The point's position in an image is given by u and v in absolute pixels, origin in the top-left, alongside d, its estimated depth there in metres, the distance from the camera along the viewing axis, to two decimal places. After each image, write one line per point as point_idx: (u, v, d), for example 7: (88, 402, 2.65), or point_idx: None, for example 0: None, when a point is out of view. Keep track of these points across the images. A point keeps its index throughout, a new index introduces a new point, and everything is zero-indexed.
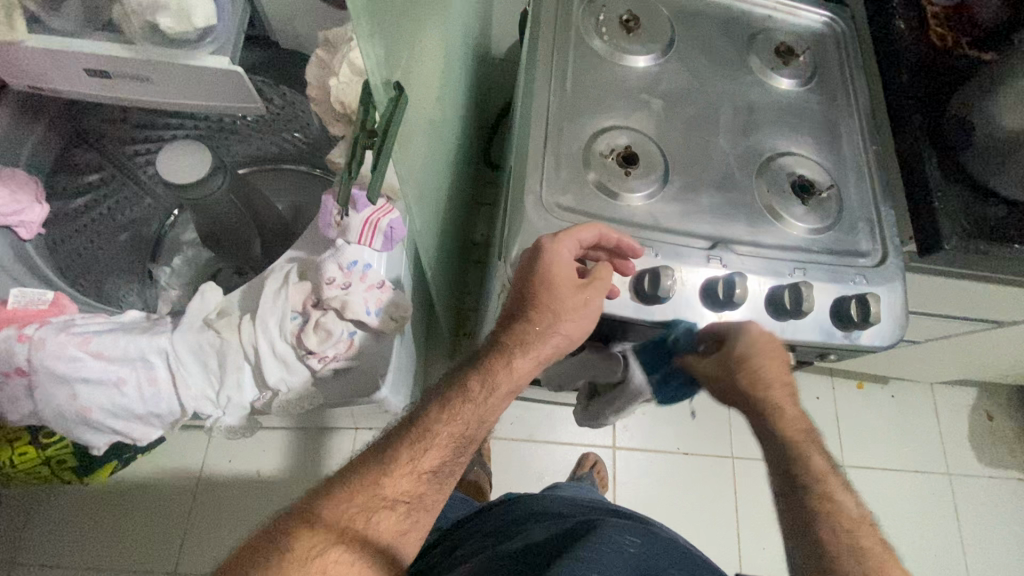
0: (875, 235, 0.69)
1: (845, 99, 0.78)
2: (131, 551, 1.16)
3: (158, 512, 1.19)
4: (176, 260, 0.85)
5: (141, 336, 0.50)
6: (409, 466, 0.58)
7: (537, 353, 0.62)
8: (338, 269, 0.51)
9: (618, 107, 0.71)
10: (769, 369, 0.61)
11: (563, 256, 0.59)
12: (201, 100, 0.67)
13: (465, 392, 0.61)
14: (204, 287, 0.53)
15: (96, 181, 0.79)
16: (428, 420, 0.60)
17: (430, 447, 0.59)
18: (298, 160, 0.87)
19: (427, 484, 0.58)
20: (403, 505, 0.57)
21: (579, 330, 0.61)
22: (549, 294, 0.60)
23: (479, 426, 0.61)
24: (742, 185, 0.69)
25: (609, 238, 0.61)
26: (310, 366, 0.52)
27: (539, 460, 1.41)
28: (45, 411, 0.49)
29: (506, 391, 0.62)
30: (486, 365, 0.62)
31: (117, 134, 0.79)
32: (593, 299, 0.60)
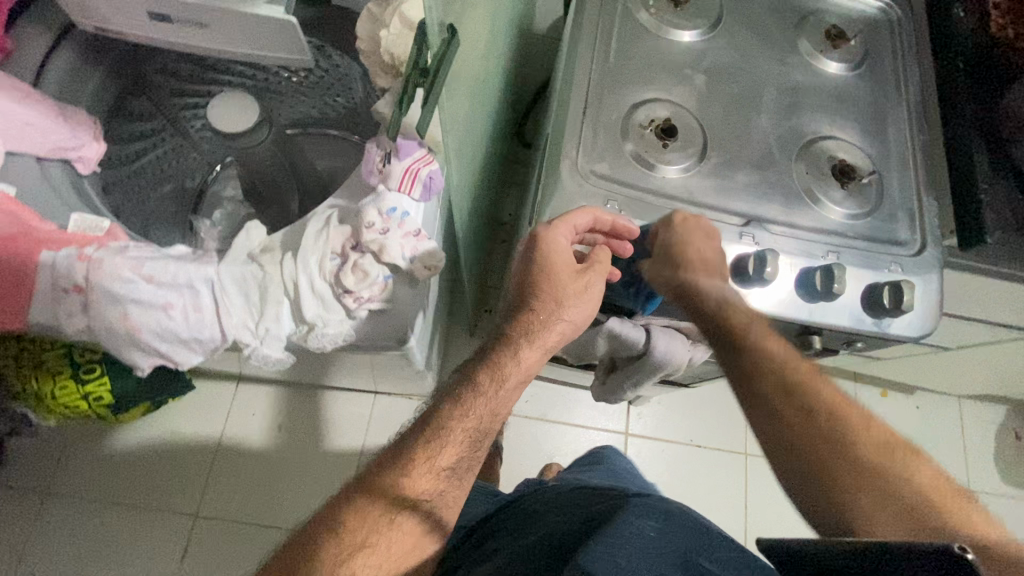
0: (915, 224, 0.68)
1: (894, 86, 0.76)
2: (152, 509, 1.21)
3: (182, 462, 1.24)
4: (217, 213, 0.83)
5: (190, 263, 0.51)
6: (427, 465, 0.58)
7: (543, 343, 0.64)
8: (378, 213, 0.51)
9: (660, 79, 0.71)
10: (701, 253, 0.60)
11: (561, 244, 0.61)
12: (256, 50, 0.68)
13: (476, 386, 0.62)
14: (249, 224, 0.54)
15: (148, 131, 0.82)
16: (440, 417, 0.60)
17: (447, 444, 0.59)
18: (337, 124, 0.86)
19: (446, 481, 0.58)
20: (424, 504, 0.57)
21: (582, 316, 0.64)
22: (549, 281, 0.63)
23: (492, 420, 0.62)
24: (781, 166, 0.68)
25: (604, 221, 0.62)
26: (344, 306, 0.52)
27: (551, 440, 1.43)
28: (93, 332, 0.51)
29: (516, 381, 0.63)
30: (494, 359, 0.63)
31: (171, 86, 0.82)
32: (595, 282, 0.64)
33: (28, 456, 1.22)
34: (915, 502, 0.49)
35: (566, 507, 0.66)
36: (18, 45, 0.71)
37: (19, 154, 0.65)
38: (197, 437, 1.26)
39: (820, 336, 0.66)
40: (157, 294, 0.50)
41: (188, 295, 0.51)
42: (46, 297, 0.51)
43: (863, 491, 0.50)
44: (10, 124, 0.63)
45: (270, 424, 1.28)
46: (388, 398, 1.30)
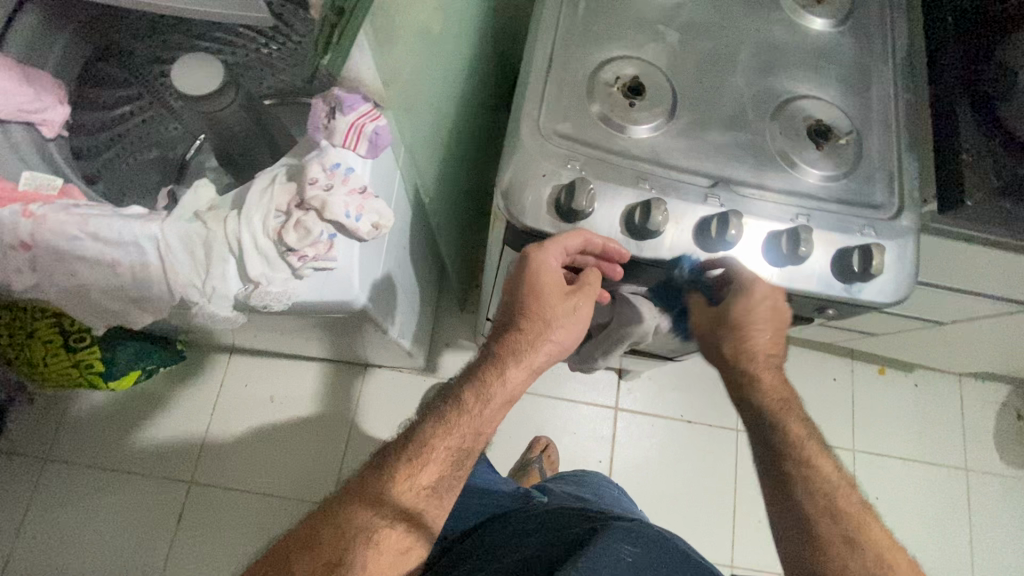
0: (894, 187, 0.65)
1: (881, 42, 0.72)
2: (143, 493, 1.23)
3: (176, 440, 1.26)
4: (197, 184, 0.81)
5: (135, 219, 0.50)
6: (408, 483, 0.59)
7: (530, 363, 0.65)
8: (321, 169, 0.50)
9: (631, 36, 0.68)
10: (764, 326, 0.62)
11: (550, 263, 0.60)
12: (212, 9, 0.65)
13: (460, 404, 0.63)
14: (197, 181, 0.53)
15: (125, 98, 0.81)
16: (424, 435, 0.62)
17: (428, 462, 0.60)
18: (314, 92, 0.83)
19: (426, 499, 0.59)
20: (402, 524, 0.58)
21: (570, 337, 0.66)
22: (538, 302, 0.64)
23: (476, 439, 0.63)
24: (754, 126, 0.66)
25: (594, 242, 0.59)
26: (290, 267, 0.51)
27: (540, 414, 1.43)
28: (45, 289, 0.51)
29: (502, 402, 0.64)
30: (481, 378, 0.64)
31: (146, 53, 0.81)
32: (582, 304, 0.66)
33: (28, 426, 1.26)
34: (876, 560, 0.54)
35: (547, 529, 0.66)
36: None
37: None
38: (195, 420, 1.28)
39: (789, 302, 0.65)
40: (104, 251, 0.50)
41: (134, 253, 0.50)
42: None
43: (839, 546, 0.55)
44: None
45: (266, 412, 1.29)
46: (378, 372, 1.33)
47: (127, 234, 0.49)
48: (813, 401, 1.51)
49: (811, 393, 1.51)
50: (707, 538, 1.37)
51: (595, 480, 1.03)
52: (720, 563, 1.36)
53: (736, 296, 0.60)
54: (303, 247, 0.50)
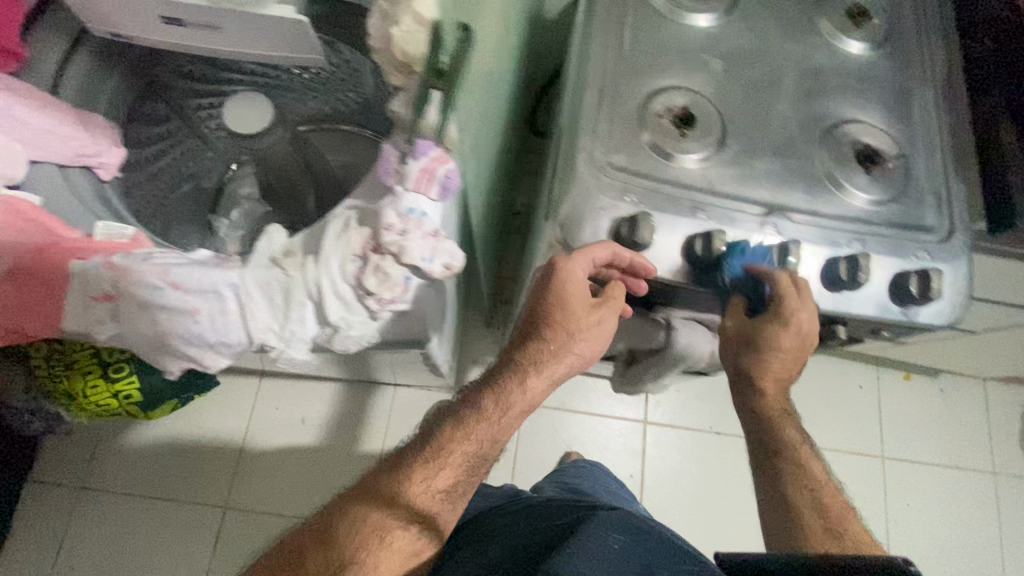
0: (943, 210, 0.66)
1: (920, 63, 0.73)
2: (163, 507, 1.24)
3: (211, 461, 1.27)
4: (234, 212, 0.83)
5: (214, 267, 0.51)
6: (424, 485, 0.61)
7: (549, 373, 0.67)
8: (396, 215, 0.51)
9: (678, 66, 0.69)
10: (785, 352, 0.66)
11: (575, 275, 0.61)
12: (269, 51, 0.65)
13: (480, 411, 0.65)
14: (270, 226, 0.54)
15: (163, 132, 0.82)
16: (442, 438, 0.64)
17: (445, 467, 0.62)
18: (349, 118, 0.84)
19: (441, 503, 0.62)
20: (415, 525, 0.60)
21: (591, 349, 0.68)
22: (565, 315, 0.65)
23: (491, 446, 0.65)
24: (803, 152, 0.67)
25: (622, 256, 0.60)
26: (367, 308, 0.52)
27: (569, 429, 1.44)
28: (125, 338, 0.52)
29: (519, 410, 0.66)
30: (502, 387, 0.66)
31: (184, 88, 0.81)
32: (607, 320, 0.66)
33: (64, 452, 1.26)
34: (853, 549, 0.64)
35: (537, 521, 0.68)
36: (33, 52, 0.70)
37: (41, 162, 0.65)
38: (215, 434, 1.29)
39: (843, 326, 0.66)
40: (183, 299, 0.51)
41: (214, 300, 0.51)
42: (76, 307, 0.51)
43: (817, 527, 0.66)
44: (33, 133, 0.63)
45: (286, 424, 1.30)
46: (409, 392, 1.33)
47: (208, 282, 0.50)
48: (838, 408, 1.51)
49: (837, 401, 1.51)
50: (729, 542, 1.37)
51: (592, 472, 1.04)
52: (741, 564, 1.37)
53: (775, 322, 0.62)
54: (384, 291, 0.51)
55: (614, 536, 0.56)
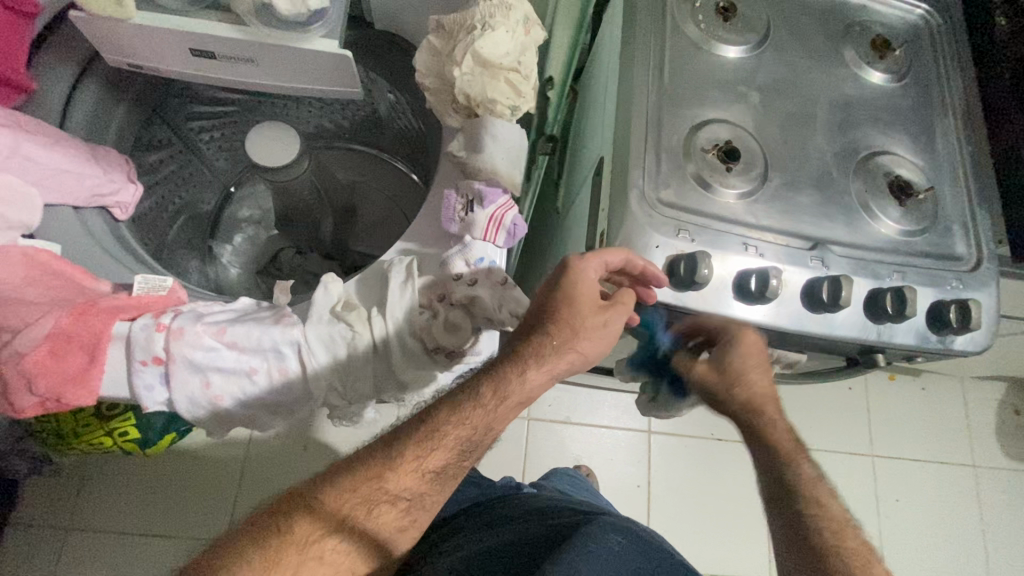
0: (970, 238, 0.69)
1: (940, 94, 0.75)
2: (123, 525, 1.12)
3: (212, 480, 1.15)
4: (238, 238, 0.89)
5: (274, 326, 0.48)
6: (415, 464, 0.55)
7: (551, 368, 0.57)
8: (466, 265, 0.51)
9: (716, 98, 0.69)
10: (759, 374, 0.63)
11: (589, 278, 0.57)
12: (305, 84, 0.62)
13: (476, 397, 0.56)
14: (327, 278, 0.51)
15: (162, 158, 0.80)
16: (436, 420, 0.56)
17: (438, 446, 0.55)
18: (355, 138, 0.89)
19: (430, 484, 0.55)
20: (404, 501, 0.54)
21: (595, 350, 0.59)
22: (570, 311, 0.58)
23: (486, 433, 0.56)
24: (839, 184, 0.68)
25: (635, 263, 0.58)
26: (437, 364, 0.51)
27: (575, 442, 1.39)
28: (176, 403, 0.49)
29: (516, 403, 0.57)
30: (499, 373, 0.56)
31: (182, 110, 0.79)
32: (614, 320, 0.59)
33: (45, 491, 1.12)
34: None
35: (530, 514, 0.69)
36: (41, 82, 0.64)
37: (56, 205, 0.60)
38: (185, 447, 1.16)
39: (881, 354, 0.67)
40: (241, 360, 0.48)
41: (273, 358, 0.48)
42: (121, 369, 0.49)
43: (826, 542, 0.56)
44: (46, 174, 0.57)
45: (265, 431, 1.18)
46: None
47: (269, 342, 0.47)
48: (831, 410, 1.56)
49: (830, 403, 1.56)
50: (712, 542, 1.34)
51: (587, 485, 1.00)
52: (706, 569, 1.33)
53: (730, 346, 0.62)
54: (451, 344, 0.49)
55: (614, 539, 0.60)
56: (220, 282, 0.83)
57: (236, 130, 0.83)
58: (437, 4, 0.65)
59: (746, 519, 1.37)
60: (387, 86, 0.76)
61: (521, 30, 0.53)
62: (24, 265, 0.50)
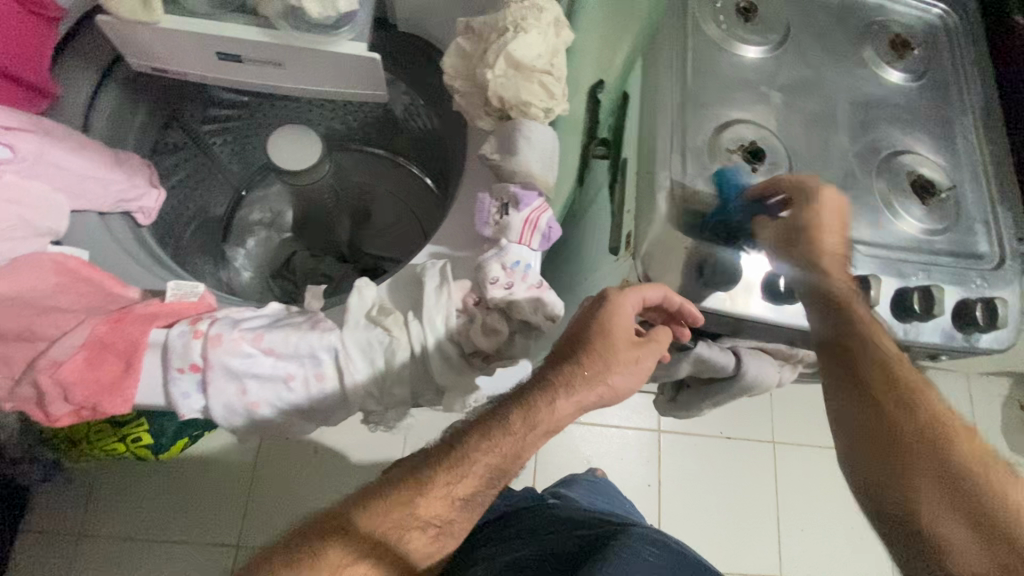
0: (993, 236, 0.69)
1: (958, 93, 0.76)
2: (134, 539, 1.10)
3: (223, 485, 1.13)
4: (250, 242, 0.87)
5: (312, 331, 0.48)
6: (443, 491, 0.56)
7: (578, 399, 0.59)
8: (502, 268, 0.50)
9: (740, 98, 0.69)
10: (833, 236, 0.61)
11: (625, 310, 0.58)
12: (329, 87, 0.62)
13: (504, 424, 0.57)
14: (361, 282, 0.51)
15: (178, 162, 0.79)
16: (467, 447, 0.57)
17: (466, 475, 0.57)
18: (372, 141, 0.89)
19: (458, 510, 0.57)
20: (433, 528, 0.56)
21: (623, 386, 0.60)
22: (604, 342, 0.59)
23: (515, 462, 0.57)
24: (863, 184, 0.68)
25: (674, 300, 0.61)
26: (475, 367, 0.51)
27: (586, 446, 1.31)
28: (210, 412, 0.48)
29: (545, 431, 0.58)
30: (529, 402, 0.58)
31: (197, 113, 0.78)
32: (644, 359, 0.61)
33: (55, 501, 1.11)
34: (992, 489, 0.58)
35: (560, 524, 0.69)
36: (63, 87, 0.64)
37: (80, 210, 0.60)
38: (191, 455, 1.14)
39: (907, 352, 0.68)
40: (278, 366, 0.47)
41: (310, 364, 0.48)
42: (155, 379, 0.48)
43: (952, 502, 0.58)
44: (72, 179, 0.57)
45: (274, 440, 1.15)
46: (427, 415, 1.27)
47: (307, 347, 0.47)
48: None
49: None
50: (735, 549, 1.28)
51: (611, 490, 0.97)
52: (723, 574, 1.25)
53: (802, 205, 0.61)
54: (488, 348, 0.50)
55: (647, 549, 0.59)
56: (233, 287, 0.82)
57: (246, 132, 0.82)
58: (462, 7, 0.66)
59: (769, 524, 1.30)
60: (404, 87, 0.74)
61: (552, 33, 0.54)
62: (55, 272, 0.51)
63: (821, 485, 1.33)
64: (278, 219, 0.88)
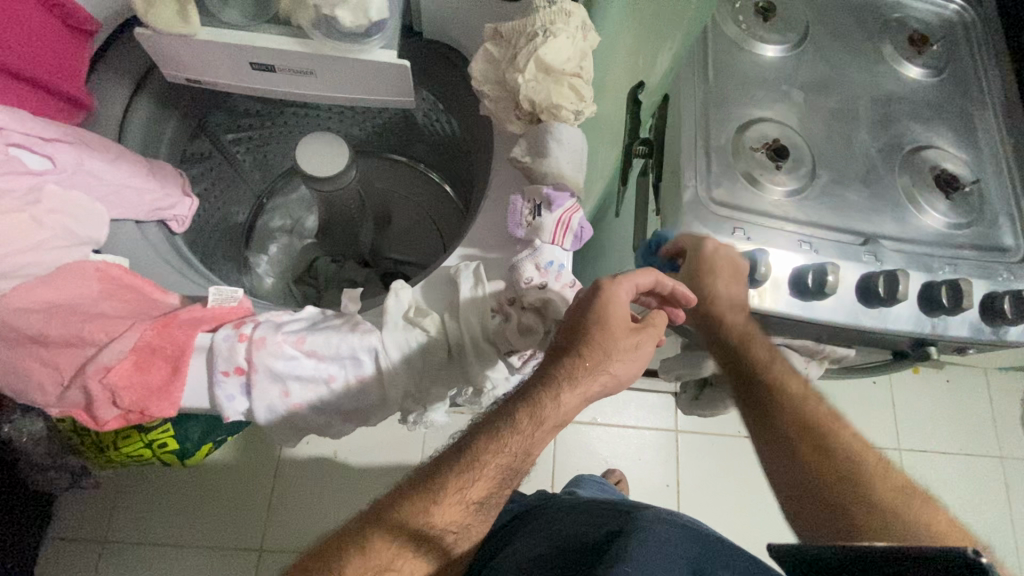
0: (1018, 229, 0.69)
1: (979, 88, 0.76)
2: (158, 545, 1.11)
3: (244, 494, 1.14)
4: (273, 248, 0.90)
5: (352, 332, 0.49)
6: (457, 496, 0.52)
7: (585, 391, 0.55)
8: (536, 268, 0.51)
9: (761, 97, 0.70)
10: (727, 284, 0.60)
11: (620, 299, 0.54)
12: (358, 95, 0.63)
13: (512, 422, 0.54)
14: (397, 284, 0.52)
15: (204, 170, 0.80)
16: (474, 447, 0.54)
17: (480, 476, 0.53)
18: (393, 148, 0.91)
19: (474, 516, 0.53)
20: (452, 533, 0.52)
21: (627, 372, 0.57)
22: (603, 332, 0.54)
23: (525, 460, 0.54)
24: (885, 179, 0.69)
25: (665, 284, 0.57)
26: (509, 364, 0.54)
27: (604, 446, 1.31)
28: (255, 413, 0.49)
29: (553, 425, 0.55)
30: (533, 397, 0.54)
31: (224, 122, 0.79)
32: (644, 344, 0.57)
33: (82, 508, 1.12)
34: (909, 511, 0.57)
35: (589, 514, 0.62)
36: (100, 100, 0.66)
37: (119, 219, 0.61)
38: (213, 461, 1.15)
39: (934, 347, 0.68)
40: (319, 368, 0.49)
41: (350, 366, 0.49)
42: (201, 378, 0.50)
43: (856, 507, 0.57)
44: (111, 189, 0.58)
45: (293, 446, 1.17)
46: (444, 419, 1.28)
47: (348, 349, 0.48)
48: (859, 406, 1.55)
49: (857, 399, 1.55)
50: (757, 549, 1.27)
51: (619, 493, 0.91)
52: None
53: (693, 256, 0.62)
54: (524, 346, 0.51)
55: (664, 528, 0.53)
56: (255, 291, 0.84)
57: (269, 138, 0.84)
58: (486, 12, 0.67)
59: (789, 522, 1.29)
60: (431, 95, 0.77)
61: (580, 37, 0.55)
62: (99, 280, 0.52)
63: None
64: (299, 225, 0.92)
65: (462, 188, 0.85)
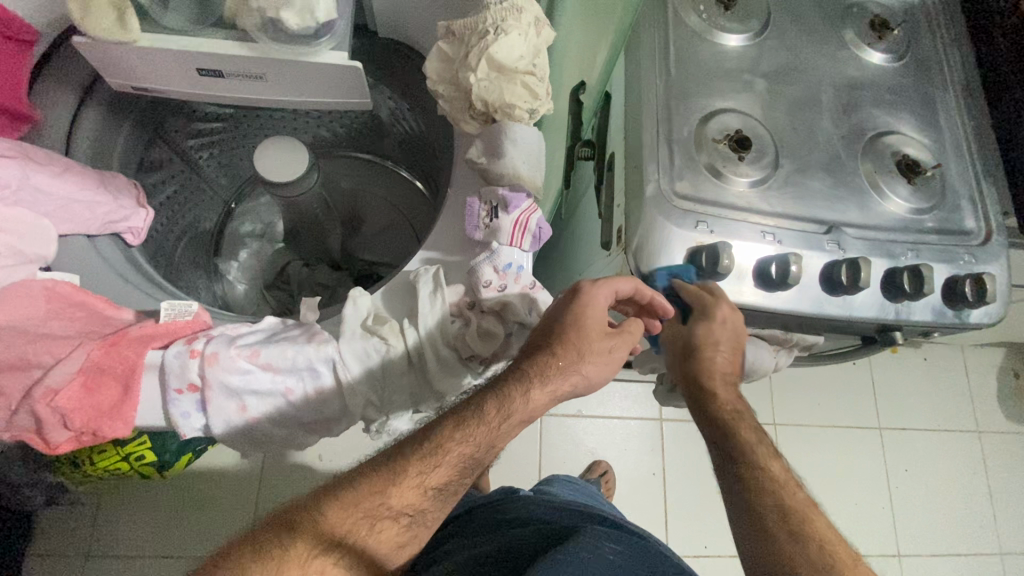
0: (979, 212, 0.70)
1: (939, 71, 0.76)
2: (135, 555, 1.09)
3: (226, 499, 1.13)
4: (241, 253, 0.87)
5: (309, 344, 0.48)
6: (416, 480, 0.51)
7: (555, 387, 0.54)
8: (495, 271, 0.51)
9: (723, 86, 0.69)
10: (722, 351, 0.64)
11: (599, 303, 0.55)
12: (315, 97, 0.62)
13: (478, 410, 0.53)
14: (356, 293, 0.51)
15: (165, 179, 0.78)
16: (439, 434, 0.53)
17: (441, 464, 0.52)
18: (360, 147, 0.89)
19: (430, 501, 0.52)
20: (406, 517, 0.51)
21: (598, 373, 0.57)
22: (579, 334, 0.55)
23: (489, 451, 0.53)
24: (849, 166, 0.69)
25: (645, 293, 0.58)
26: (471, 370, 0.53)
27: (590, 437, 1.31)
28: (213, 429, 0.49)
29: (520, 420, 0.54)
30: (501, 390, 0.53)
31: (180, 128, 0.77)
32: (618, 349, 0.58)
33: (57, 525, 1.09)
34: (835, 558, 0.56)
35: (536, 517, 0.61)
36: (44, 111, 0.64)
37: (69, 234, 0.59)
38: (191, 470, 1.14)
39: (900, 332, 0.68)
40: (277, 381, 0.48)
41: (308, 377, 0.49)
42: (155, 396, 0.50)
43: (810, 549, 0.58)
44: (58, 204, 0.57)
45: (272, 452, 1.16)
46: None
47: (304, 361, 0.48)
48: None
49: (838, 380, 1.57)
50: None
51: (591, 489, 0.91)
52: (727, 557, 1.27)
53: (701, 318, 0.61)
54: (485, 351, 0.51)
55: (608, 544, 0.51)
56: (228, 301, 0.82)
57: (233, 144, 0.82)
58: (442, 9, 0.66)
59: None
60: (390, 93, 0.75)
61: (533, 32, 0.54)
62: (46, 298, 0.51)
63: (823, 471, 1.33)
64: (269, 230, 0.89)
65: (433, 186, 0.84)
